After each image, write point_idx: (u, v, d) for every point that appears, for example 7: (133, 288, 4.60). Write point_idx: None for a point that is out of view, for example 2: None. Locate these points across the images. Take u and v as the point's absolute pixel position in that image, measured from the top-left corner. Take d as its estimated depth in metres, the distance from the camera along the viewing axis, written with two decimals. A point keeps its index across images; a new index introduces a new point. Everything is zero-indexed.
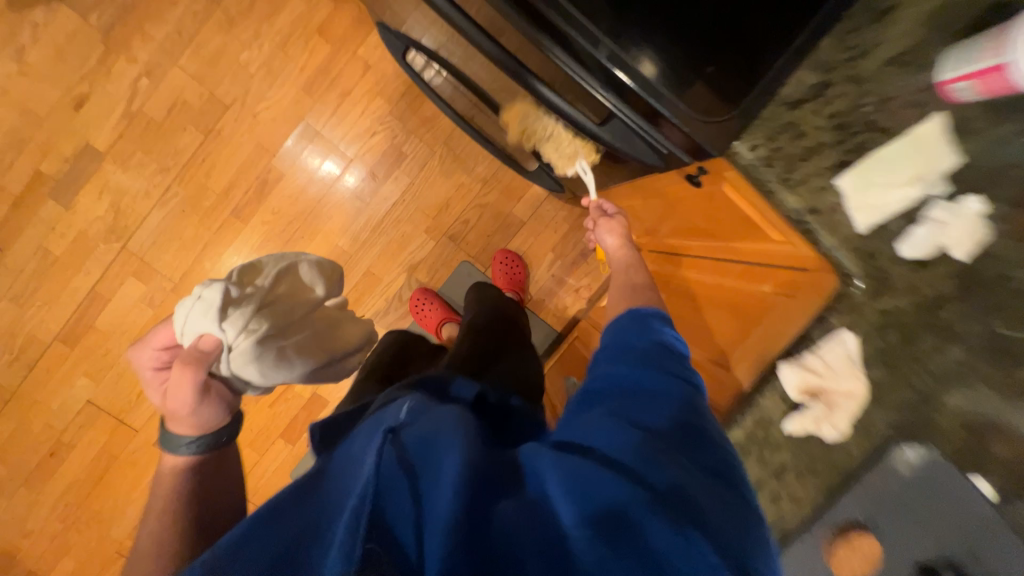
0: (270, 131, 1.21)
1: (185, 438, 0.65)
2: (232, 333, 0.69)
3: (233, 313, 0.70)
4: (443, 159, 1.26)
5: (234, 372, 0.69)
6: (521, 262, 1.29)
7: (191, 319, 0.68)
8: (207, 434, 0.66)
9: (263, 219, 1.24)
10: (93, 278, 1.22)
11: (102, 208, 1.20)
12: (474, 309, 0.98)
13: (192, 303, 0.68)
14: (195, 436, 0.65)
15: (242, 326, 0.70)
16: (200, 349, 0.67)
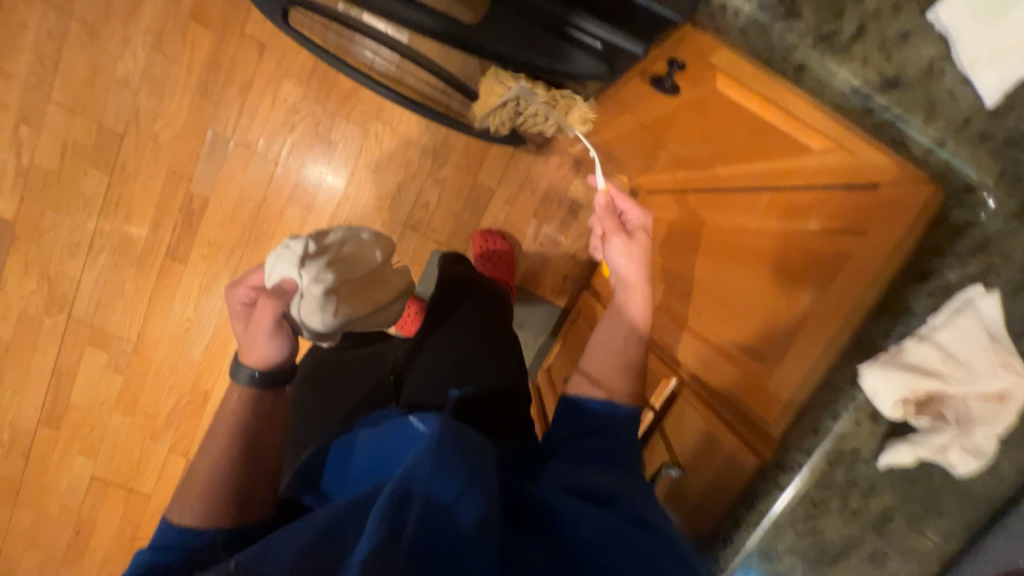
0: (178, 152, 1.04)
1: (251, 369, 0.57)
2: (306, 281, 0.58)
3: (312, 263, 0.58)
4: (380, 137, 1.06)
5: (301, 318, 0.59)
6: (501, 237, 1.08)
7: (277, 265, 0.59)
8: (275, 369, 0.59)
9: (202, 253, 1.09)
10: (52, 356, 1.13)
11: (33, 280, 1.08)
12: (439, 306, 0.81)
13: (279, 249, 0.59)
14: (263, 371, 0.58)
15: (317, 275, 0.58)
16: (282, 288, 0.59)
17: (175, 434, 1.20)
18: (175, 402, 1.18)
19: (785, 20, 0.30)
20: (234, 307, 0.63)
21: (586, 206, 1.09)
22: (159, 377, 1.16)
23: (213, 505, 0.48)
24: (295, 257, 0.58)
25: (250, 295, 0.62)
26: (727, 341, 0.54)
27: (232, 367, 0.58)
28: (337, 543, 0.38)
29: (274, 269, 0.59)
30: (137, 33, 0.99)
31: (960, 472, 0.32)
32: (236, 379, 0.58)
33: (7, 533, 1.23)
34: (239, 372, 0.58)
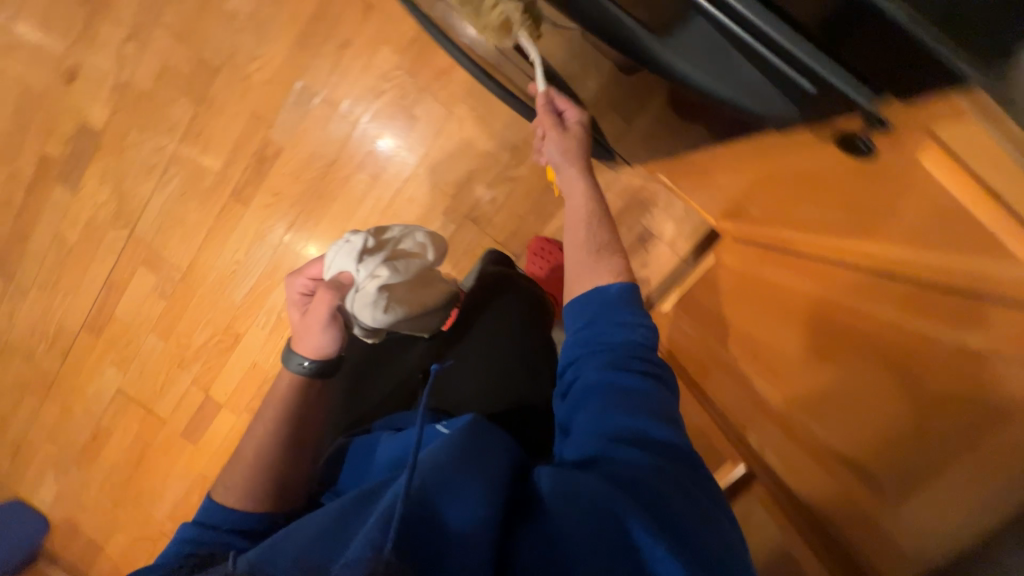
0: (265, 96, 1.04)
1: (304, 359, 0.59)
2: (363, 276, 0.65)
3: (371, 258, 0.66)
4: (463, 121, 1.02)
5: (353, 310, 0.65)
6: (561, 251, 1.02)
7: (336, 259, 0.65)
8: (327, 360, 0.60)
9: (264, 201, 1.09)
10: (107, 267, 1.17)
11: (106, 192, 1.12)
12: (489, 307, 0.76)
13: (340, 243, 0.66)
14: (315, 361, 0.59)
15: (373, 271, 0.65)
16: (339, 282, 0.64)
17: (200, 369, 1.22)
18: (206, 337, 1.19)
19: None
20: (289, 299, 0.66)
21: (658, 238, 1.02)
22: (198, 311, 1.17)
23: (251, 495, 0.50)
24: (356, 253, 0.65)
25: (308, 286, 0.66)
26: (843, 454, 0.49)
27: (285, 353, 0.60)
28: (346, 533, 0.36)
29: (332, 263, 0.66)
30: None
31: None
32: (286, 367, 0.60)
33: (35, 421, 1.29)
34: (291, 358, 0.60)
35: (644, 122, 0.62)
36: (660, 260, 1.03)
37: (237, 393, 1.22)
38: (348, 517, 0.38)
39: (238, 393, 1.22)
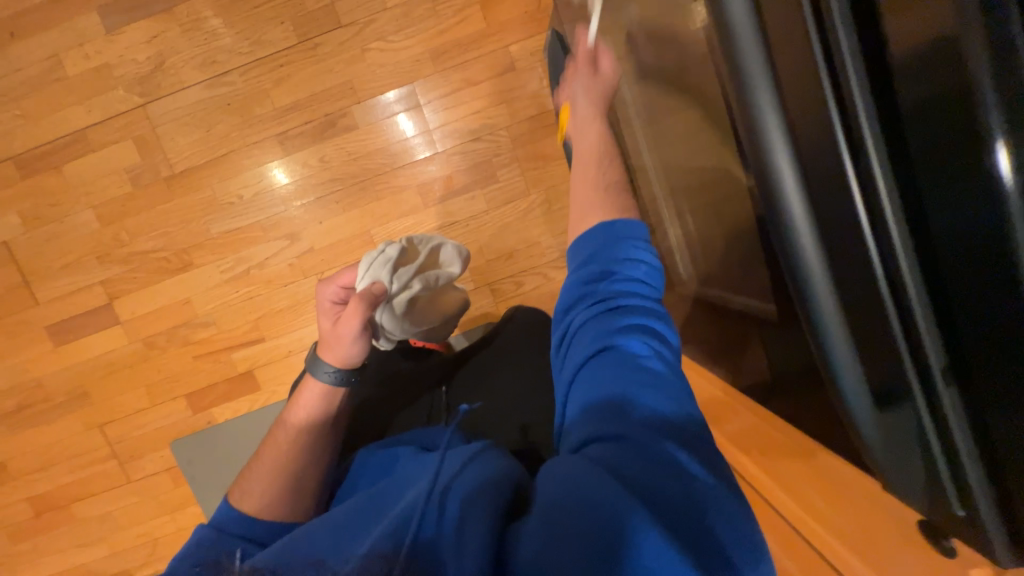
0: (370, 76, 1.00)
1: (331, 367, 0.59)
2: (395, 287, 0.63)
3: (405, 271, 0.64)
4: (532, 205, 1.04)
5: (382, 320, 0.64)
6: None
7: (370, 268, 0.63)
8: (352, 368, 0.60)
9: (307, 161, 1.02)
10: (90, 119, 1.00)
11: (145, 53, 0.99)
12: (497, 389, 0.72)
13: (375, 254, 0.64)
14: (342, 369, 0.59)
15: (405, 284, 0.65)
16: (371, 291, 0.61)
17: (120, 273, 1.04)
18: (151, 248, 1.03)
19: None
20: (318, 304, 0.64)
21: None
22: (161, 217, 1.02)
23: (268, 502, 0.54)
24: (391, 266, 0.63)
25: (338, 292, 0.63)
26: None
27: (312, 360, 0.60)
28: (352, 531, 0.39)
29: (364, 270, 0.63)
30: None
31: None
32: (312, 377, 0.60)
33: None
34: (317, 366, 0.60)
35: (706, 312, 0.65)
36: None
37: (147, 319, 1.06)
38: (350, 527, 0.40)
39: (148, 320, 1.05)
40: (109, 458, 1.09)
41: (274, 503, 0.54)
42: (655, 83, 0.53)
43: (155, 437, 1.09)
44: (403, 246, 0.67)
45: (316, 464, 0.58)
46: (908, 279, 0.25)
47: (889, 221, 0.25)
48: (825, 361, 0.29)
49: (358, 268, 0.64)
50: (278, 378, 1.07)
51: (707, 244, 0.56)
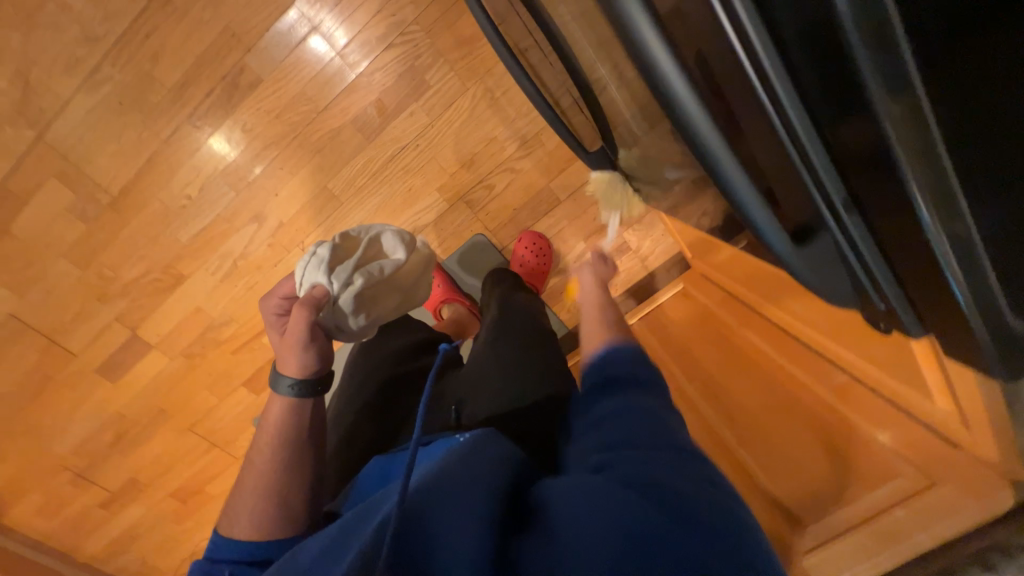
0: (249, 14, 0.89)
1: (291, 381, 0.65)
2: (336, 285, 0.66)
3: (342, 269, 0.67)
4: (474, 101, 0.96)
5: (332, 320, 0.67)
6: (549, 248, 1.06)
7: (308, 274, 0.67)
8: (309, 379, 0.65)
9: (229, 134, 0.95)
10: (3, 171, 0.95)
11: (8, 78, 0.89)
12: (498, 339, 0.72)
13: (308, 258, 0.68)
14: (299, 382, 0.65)
15: (345, 280, 0.67)
16: (314, 296, 0.65)
17: (126, 305, 1.08)
18: (138, 274, 1.05)
19: None
20: (266, 317, 0.71)
21: (633, 252, 1.12)
22: (129, 243, 1.02)
23: (258, 520, 0.56)
24: (324, 266, 0.67)
25: (283, 304, 0.70)
26: (761, 470, 0.66)
27: (273, 376, 0.66)
28: (346, 540, 0.36)
29: (301, 277, 0.68)
30: None
31: None
32: (277, 392, 0.66)
33: None
34: (279, 382, 0.66)
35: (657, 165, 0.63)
36: (631, 273, 1.13)
37: (173, 336, 1.13)
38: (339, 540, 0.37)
39: (174, 337, 1.13)
40: (212, 449, 1.28)
41: (264, 520, 0.56)
42: None
43: (238, 423, 1.25)
44: (337, 243, 0.70)
45: (300, 470, 0.61)
46: (779, 89, 0.22)
47: (749, 31, 0.21)
48: (703, 155, 0.27)
49: (297, 275, 0.69)
50: None
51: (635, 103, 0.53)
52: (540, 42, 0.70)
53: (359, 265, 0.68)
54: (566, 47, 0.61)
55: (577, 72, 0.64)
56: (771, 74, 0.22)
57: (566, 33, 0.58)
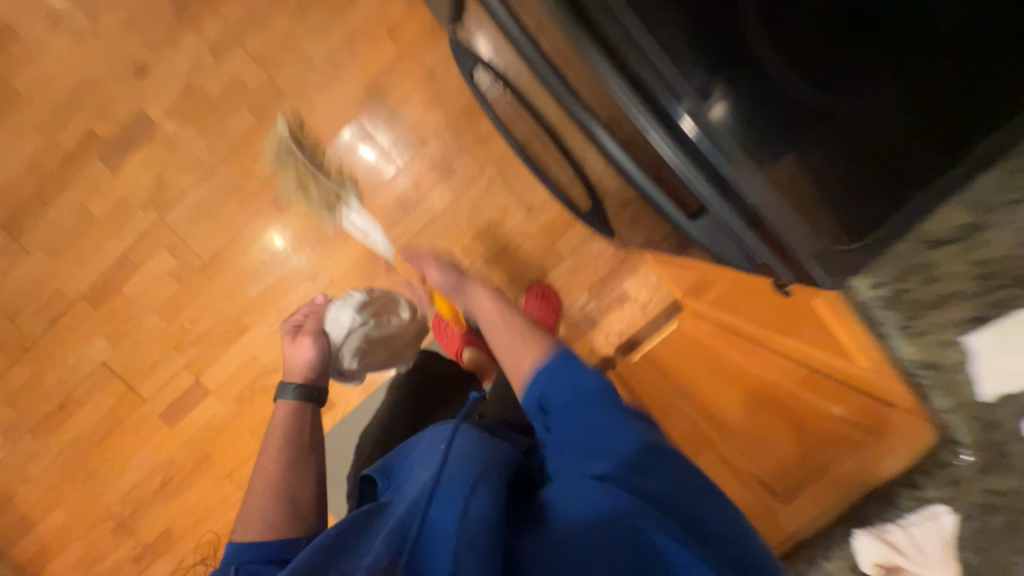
0: (325, 126, 1.19)
1: (295, 386, 0.82)
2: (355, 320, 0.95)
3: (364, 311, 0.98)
4: (491, 180, 1.21)
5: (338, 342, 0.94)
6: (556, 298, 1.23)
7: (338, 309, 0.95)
8: (310, 387, 0.83)
9: (300, 211, 1.21)
10: (127, 244, 1.22)
11: (145, 176, 1.19)
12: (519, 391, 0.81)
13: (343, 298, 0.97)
14: (303, 388, 0.82)
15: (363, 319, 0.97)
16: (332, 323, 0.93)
17: (197, 354, 1.27)
18: (212, 325, 1.26)
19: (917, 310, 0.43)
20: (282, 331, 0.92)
21: (633, 300, 1.25)
22: (209, 299, 1.24)
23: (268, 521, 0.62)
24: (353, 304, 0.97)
25: (307, 323, 0.93)
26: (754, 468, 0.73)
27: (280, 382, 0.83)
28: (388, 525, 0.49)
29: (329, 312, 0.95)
30: (337, 27, 1.15)
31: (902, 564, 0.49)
32: (281, 397, 0.82)
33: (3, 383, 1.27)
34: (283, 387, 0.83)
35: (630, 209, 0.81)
36: (631, 318, 1.26)
37: (231, 382, 1.29)
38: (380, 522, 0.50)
39: (230, 382, 1.29)
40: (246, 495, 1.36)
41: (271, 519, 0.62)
42: (510, 57, 0.69)
43: None
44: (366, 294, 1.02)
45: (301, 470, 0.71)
46: (663, 141, 0.41)
47: (637, 115, 0.41)
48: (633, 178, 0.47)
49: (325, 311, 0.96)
50: (347, 390, 1.29)
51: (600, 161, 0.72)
52: (536, 132, 0.94)
53: (374, 311, 0.99)
54: (552, 131, 0.83)
55: (563, 149, 0.85)
56: (655, 133, 0.41)
57: (550, 122, 0.81)
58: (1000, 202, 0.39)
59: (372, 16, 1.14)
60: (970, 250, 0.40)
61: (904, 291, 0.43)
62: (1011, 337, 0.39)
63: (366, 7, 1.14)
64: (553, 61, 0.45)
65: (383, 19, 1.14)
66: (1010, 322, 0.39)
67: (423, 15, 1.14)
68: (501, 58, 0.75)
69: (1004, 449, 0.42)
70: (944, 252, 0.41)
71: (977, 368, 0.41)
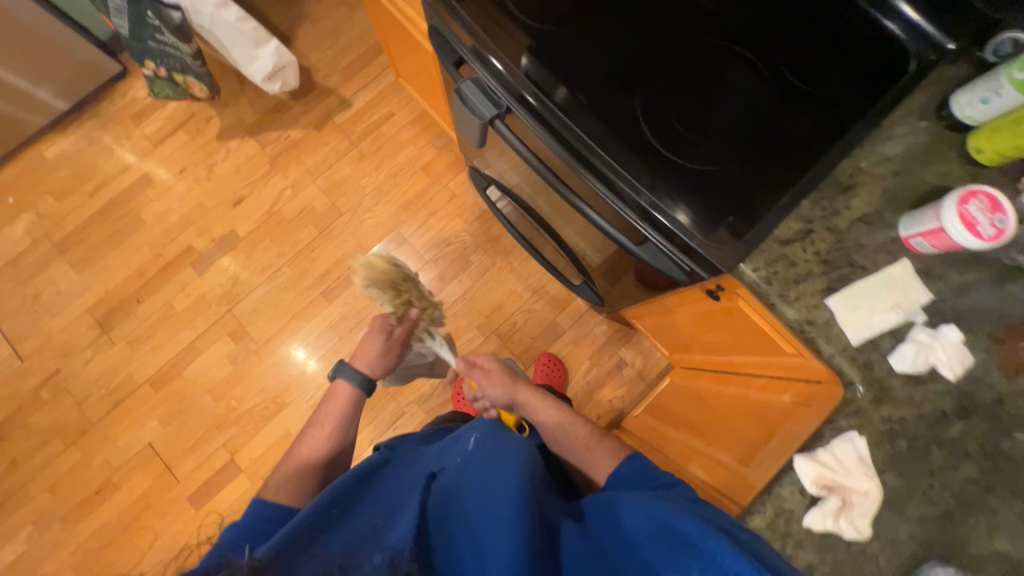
0: (371, 235, 1.51)
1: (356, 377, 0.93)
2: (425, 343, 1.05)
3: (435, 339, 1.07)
4: (502, 270, 1.48)
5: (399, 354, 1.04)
6: (560, 364, 1.40)
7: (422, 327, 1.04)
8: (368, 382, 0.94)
9: (345, 300, 1.47)
10: (197, 333, 1.44)
11: (224, 277, 1.47)
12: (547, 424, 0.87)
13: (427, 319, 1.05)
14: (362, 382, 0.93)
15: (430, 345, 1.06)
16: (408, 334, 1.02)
17: (236, 431, 1.39)
18: (255, 403, 1.41)
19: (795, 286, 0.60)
20: (380, 324, 0.97)
21: (629, 366, 1.41)
22: (257, 378, 1.42)
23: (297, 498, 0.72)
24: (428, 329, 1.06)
25: (398, 331, 1.01)
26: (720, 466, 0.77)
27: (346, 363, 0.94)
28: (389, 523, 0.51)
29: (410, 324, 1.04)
30: (386, 166, 1.54)
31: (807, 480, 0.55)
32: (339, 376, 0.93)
33: (53, 466, 1.37)
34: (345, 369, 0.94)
35: (609, 271, 1.04)
36: (630, 382, 1.41)
37: (262, 459, 1.37)
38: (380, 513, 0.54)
39: (262, 459, 1.37)
40: None
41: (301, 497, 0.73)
42: (512, 167, 1.01)
43: None
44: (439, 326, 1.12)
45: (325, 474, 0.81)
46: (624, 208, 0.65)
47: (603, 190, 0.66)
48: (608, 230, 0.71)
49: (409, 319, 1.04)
50: None
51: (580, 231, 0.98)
52: (534, 225, 1.24)
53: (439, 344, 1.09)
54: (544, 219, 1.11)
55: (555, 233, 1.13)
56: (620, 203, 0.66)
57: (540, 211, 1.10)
58: (819, 214, 0.62)
59: (413, 157, 1.54)
60: (811, 244, 0.61)
61: (775, 272, 0.61)
62: (853, 298, 0.59)
63: (409, 152, 1.54)
64: (553, 175, 0.73)
65: (420, 159, 1.54)
66: (854, 286, 0.59)
67: (450, 155, 1.54)
68: (505, 170, 1.08)
69: (884, 385, 0.58)
70: (795, 246, 0.61)
71: (840, 320, 0.59)
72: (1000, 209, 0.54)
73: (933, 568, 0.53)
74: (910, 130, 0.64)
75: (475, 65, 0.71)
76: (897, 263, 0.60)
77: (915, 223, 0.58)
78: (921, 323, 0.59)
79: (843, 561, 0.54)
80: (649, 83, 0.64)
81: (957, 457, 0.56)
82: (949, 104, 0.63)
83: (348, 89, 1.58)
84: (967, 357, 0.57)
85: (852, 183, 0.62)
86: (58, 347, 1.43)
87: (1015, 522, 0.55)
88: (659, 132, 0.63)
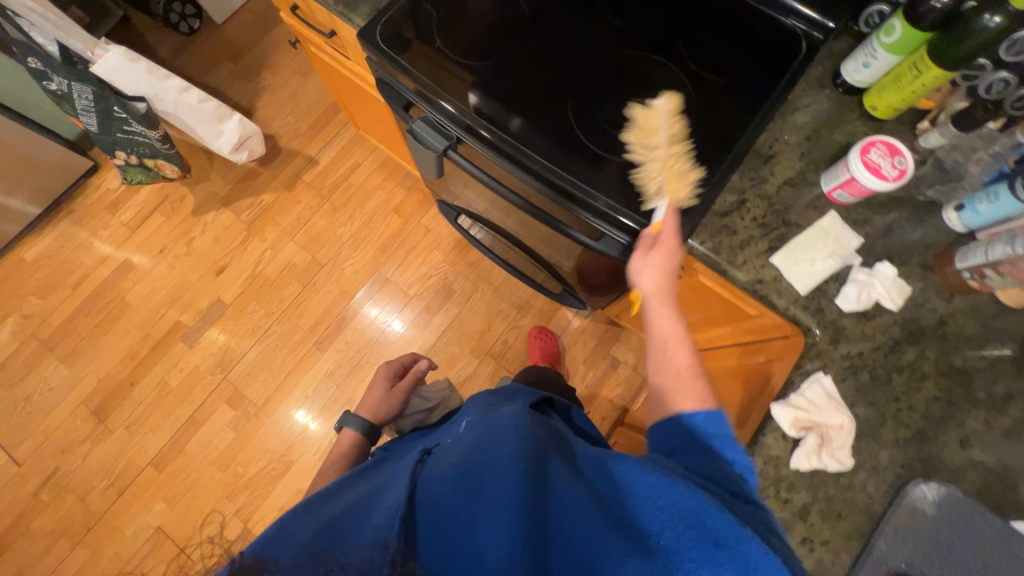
0: (354, 280, 1.55)
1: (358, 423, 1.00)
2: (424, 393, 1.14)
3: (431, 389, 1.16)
4: (485, 293, 1.53)
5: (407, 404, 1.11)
6: (552, 334, 1.46)
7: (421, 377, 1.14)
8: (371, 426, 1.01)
9: (337, 348, 1.49)
10: (195, 406, 1.44)
11: (216, 346, 1.49)
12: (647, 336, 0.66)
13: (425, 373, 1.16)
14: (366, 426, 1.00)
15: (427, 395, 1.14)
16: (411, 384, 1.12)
17: (246, 498, 1.37)
18: (262, 466, 1.40)
19: (742, 253, 0.66)
20: (383, 374, 1.11)
21: (624, 363, 1.45)
22: (261, 441, 1.41)
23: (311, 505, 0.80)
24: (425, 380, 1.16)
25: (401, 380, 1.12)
26: None
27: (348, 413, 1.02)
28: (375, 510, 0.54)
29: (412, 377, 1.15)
30: (359, 213, 1.60)
31: (783, 424, 0.59)
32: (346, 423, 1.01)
33: (61, 568, 1.33)
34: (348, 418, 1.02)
35: (582, 273, 1.09)
36: (627, 379, 1.44)
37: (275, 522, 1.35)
38: (369, 505, 0.55)
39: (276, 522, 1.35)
40: None
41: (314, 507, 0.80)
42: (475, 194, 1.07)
43: None
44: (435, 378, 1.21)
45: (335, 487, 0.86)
46: (584, 214, 0.71)
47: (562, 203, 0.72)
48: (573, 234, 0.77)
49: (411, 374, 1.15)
50: None
51: (547, 239, 1.04)
52: (507, 244, 1.29)
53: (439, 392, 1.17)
54: (514, 237, 1.17)
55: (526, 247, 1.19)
56: (581, 209, 0.71)
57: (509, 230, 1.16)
58: (749, 185, 0.68)
59: (384, 201, 1.61)
60: (747, 212, 0.67)
61: (721, 242, 0.66)
62: (792, 253, 0.65)
63: (379, 197, 1.61)
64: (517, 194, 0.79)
65: (391, 201, 1.61)
66: (792, 243, 0.65)
67: (418, 194, 1.61)
68: (468, 196, 1.14)
69: (837, 325, 0.63)
70: (734, 217, 0.67)
71: (786, 275, 0.64)
72: (898, 153, 0.61)
73: (917, 485, 0.57)
74: (812, 101, 0.73)
75: (425, 107, 0.77)
76: (826, 215, 0.67)
77: (832, 179, 0.65)
78: (858, 263, 0.64)
79: (833, 494, 0.57)
80: (582, 98, 0.71)
81: (915, 378, 0.61)
82: (840, 71, 0.72)
83: (313, 148, 1.66)
84: (902, 287, 0.63)
85: (772, 153, 0.70)
86: (56, 445, 1.42)
87: (980, 429, 0.60)
88: (598, 137, 0.69)
